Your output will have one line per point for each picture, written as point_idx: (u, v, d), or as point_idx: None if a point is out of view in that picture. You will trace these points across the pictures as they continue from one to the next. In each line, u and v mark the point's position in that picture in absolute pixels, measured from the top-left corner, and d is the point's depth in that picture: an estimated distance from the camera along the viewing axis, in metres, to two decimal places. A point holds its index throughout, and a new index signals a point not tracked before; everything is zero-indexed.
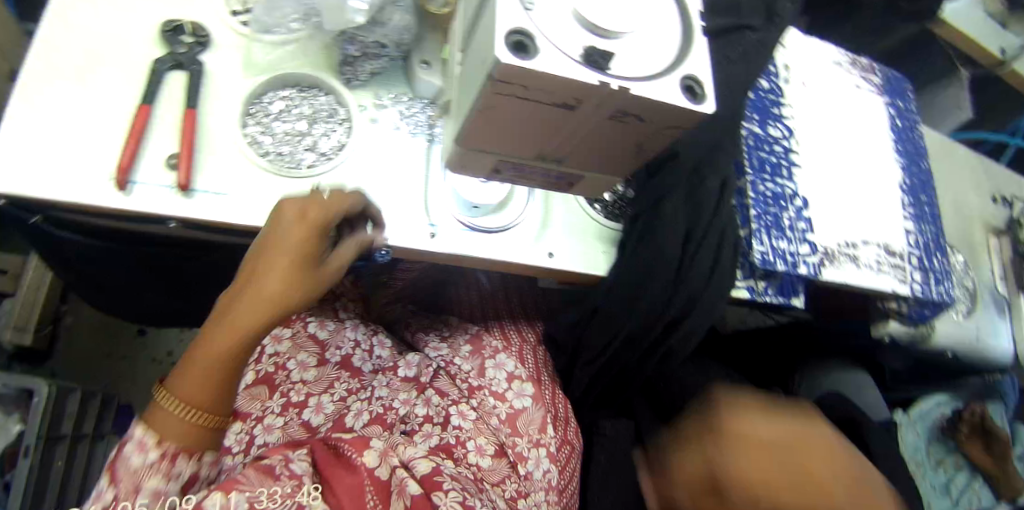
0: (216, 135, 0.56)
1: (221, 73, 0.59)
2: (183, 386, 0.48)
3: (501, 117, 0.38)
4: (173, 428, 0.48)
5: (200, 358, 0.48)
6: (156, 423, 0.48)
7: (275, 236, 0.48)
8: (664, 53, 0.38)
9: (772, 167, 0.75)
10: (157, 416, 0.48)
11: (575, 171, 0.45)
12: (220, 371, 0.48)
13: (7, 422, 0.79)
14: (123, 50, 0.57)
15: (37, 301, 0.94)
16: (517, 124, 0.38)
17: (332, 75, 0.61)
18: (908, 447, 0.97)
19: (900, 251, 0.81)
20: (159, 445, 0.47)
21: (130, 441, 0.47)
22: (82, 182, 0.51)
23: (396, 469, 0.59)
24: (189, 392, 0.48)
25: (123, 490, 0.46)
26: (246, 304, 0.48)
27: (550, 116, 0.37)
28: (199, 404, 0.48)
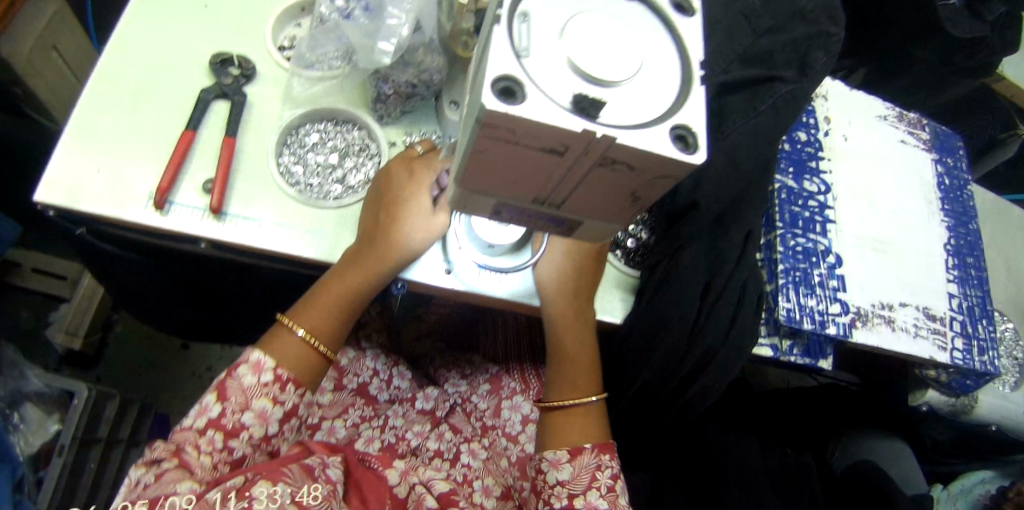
0: (252, 162, 0.60)
1: (262, 104, 0.63)
2: (309, 315, 0.55)
3: (496, 159, 0.39)
4: (294, 351, 0.53)
5: (323, 297, 0.55)
6: (274, 347, 0.53)
7: (393, 188, 0.56)
8: (656, 103, 0.39)
9: (803, 223, 0.71)
10: (278, 340, 0.54)
11: (577, 219, 0.45)
12: (338, 307, 0.56)
13: (47, 421, 0.84)
14: (177, 82, 0.63)
15: (89, 308, 0.99)
16: (514, 170, 0.40)
17: (366, 111, 0.64)
18: None
19: (940, 315, 0.76)
20: (276, 368, 0.52)
21: (246, 362, 0.52)
22: (126, 201, 0.56)
23: (416, 487, 0.61)
24: (313, 322, 0.55)
25: (235, 405, 0.50)
26: (369, 250, 0.55)
27: (542, 161, 0.39)
28: (318, 330, 0.55)
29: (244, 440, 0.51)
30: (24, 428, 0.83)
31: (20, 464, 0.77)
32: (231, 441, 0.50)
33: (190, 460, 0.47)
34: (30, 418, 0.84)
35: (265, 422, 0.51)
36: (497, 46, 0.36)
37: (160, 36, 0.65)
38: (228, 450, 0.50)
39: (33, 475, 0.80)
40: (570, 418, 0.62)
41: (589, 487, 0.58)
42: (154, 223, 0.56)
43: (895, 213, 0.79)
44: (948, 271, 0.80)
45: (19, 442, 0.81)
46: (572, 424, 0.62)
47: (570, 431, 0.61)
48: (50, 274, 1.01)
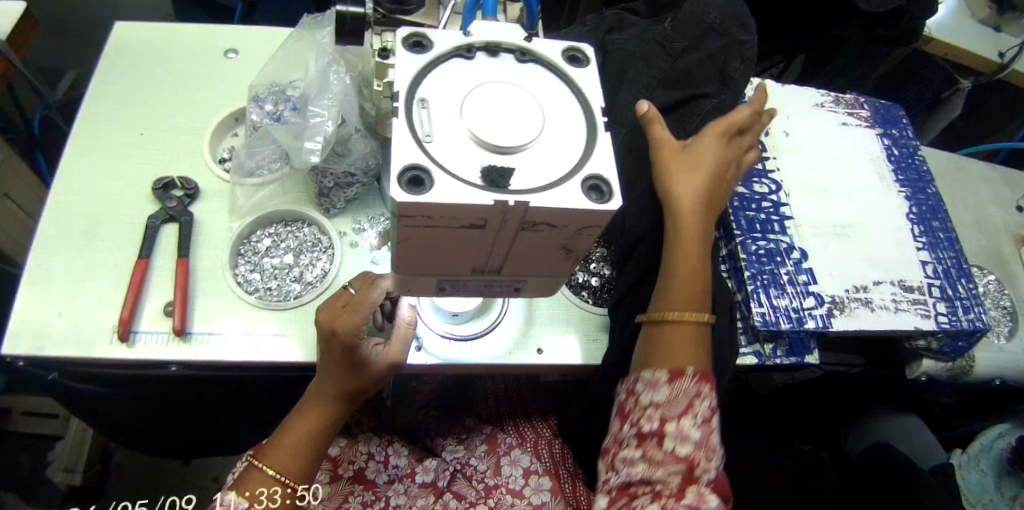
0: (208, 278, 0.60)
1: (208, 219, 0.64)
2: (276, 455, 0.53)
3: (425, 244, 0.40)
4: (264, 488, 0.52)
5: (290, 434, 0.54)
6: (247, 487, 0.52)
7: (328, 349, 0.52)
8: (565, 159, 0.41)
9: (761, 225, 0.71)
10: (249, 479, 0.52)
11: (518, 277, 0.46)
12: (305, 446, 0.54)
13: None
14: (126, 213, 0.65)
15: (84, 440, 0.99)
16: (440, 250, 0.41)
17: (313, 206, 0.65)
18: (971, 487, 0.82)
19: (917, 285, 0.76)
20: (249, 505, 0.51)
21: (220, 505, 0.51)
22: (90, 339, 0.57)
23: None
24: (283, 460, 0.53)
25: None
26: (326, 397, 0.55)
27: (467, 235, 0.40)
28: (288, 469, 0.53)
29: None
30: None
31: None
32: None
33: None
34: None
35: None
36: (397, 139, 0.38)
37: (102, 172, 0.67)
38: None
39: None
40: None
41: None
42: (119, 356, 0.56)
43: (849, 195, 0.80)
44: (916, 239, 0.80)
45: None
46: None
47: None
48: (42, 415, 1.01)
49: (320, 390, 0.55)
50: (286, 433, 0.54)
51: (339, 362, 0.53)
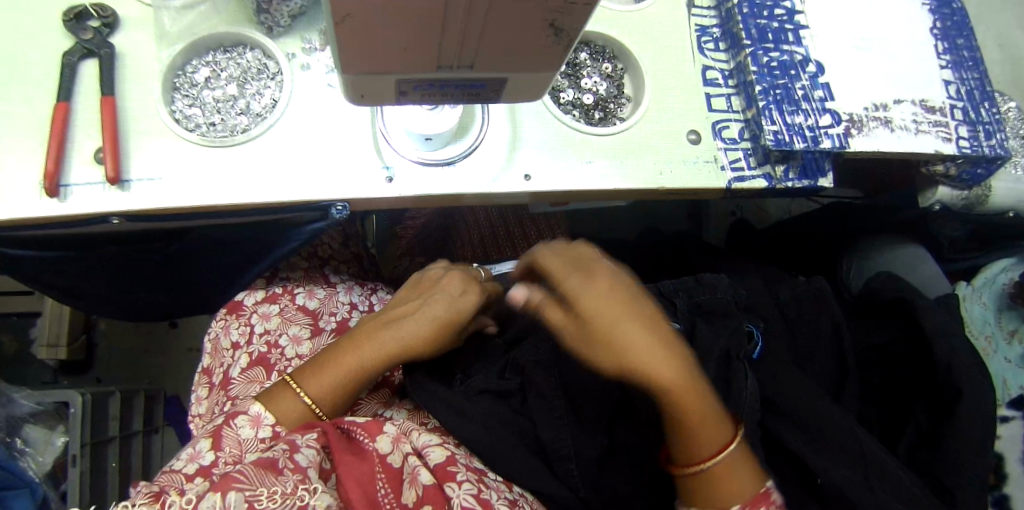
0: (141, 119, 0.51)
1: (133, 51, 0.54)
2: (320, 377, 0.51)
3: (368, 23, 0.31)
4: (292, 411, 0.50)
5: (335, 362, 0.52)
6: (274, 404, 0.50)
7: (443, 296, 0.57)
8: None
9: (774, 35, 0.63)
10: (280, 399, 0.50)
11: (495, 75, 0.38)
12: (345, 381, 0.51)
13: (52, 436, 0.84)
14: (36, 52, 0.55)
15: (63, 316, 0.98)
16: (390, 35, 0.32)
17: (253, 26, 0.54)
18: (976, 322, 0.81)
19: (939, 106, 0.70)
20: (274, 424, 0.49)
21: (245, 414, 0.49)
22: (19, 195, 0.50)
23: (411, 456, 0.46)
24: (320, 388, 0.50)
25: (228, 456, 0.47)
26: (390, 329, 0.54)
27: (420, 14, 0.30)
28: (324, 397, 0.51)
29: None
30: (32, 450, 0.83)
31: (38, 484, 0.80)
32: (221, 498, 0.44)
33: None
34: (35, 439, 0.84)
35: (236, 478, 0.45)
36: None
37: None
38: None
39: (55, 490, 0.81)
40: (714, 480, 0.45)
41: None
42: (53, 212, 0.50)
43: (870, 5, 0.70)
44: (940, 57, 0.72)
45: (31, 465, 0.81)
46: (716, 486, 0.45)
47: (723, 487, 0.44)
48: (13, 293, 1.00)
49: (391, 327, 0.54)
50: (331, 363, 0.52)
51: (432, 315, 0.55)
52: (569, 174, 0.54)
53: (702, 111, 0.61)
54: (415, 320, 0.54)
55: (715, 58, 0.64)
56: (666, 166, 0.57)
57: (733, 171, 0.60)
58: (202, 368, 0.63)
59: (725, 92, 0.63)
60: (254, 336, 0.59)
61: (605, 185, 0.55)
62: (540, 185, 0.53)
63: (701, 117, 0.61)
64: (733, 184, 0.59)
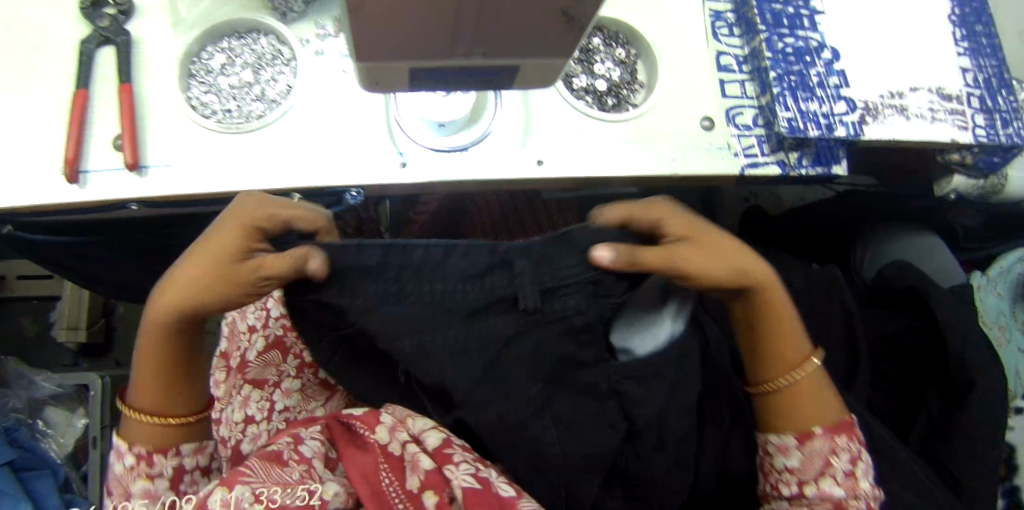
0: (158, 107, 0.52)
1: (149, 38, 0.54)
2: (138, 376, 0.44)
3: (384, 9, 0.31)
4: (147, 433, 0.45)
5: (147, 341, 0.43)
6: (128, 430, 0.45)
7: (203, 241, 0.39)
8: None
9: (789, 20, 0.62)
10: (127, 421, 0.46)
11: (510, 63, 0.38)
12: (157, 371, 0.44)
13: (73, 417, 0.86)
14: (54, 40, 0.55)
15: (82, 299, 0.99)
16: (404, 24, 0.32)
17: (266, 13, 0.54)
18: (988, 311, 0.80)
19: (956, 94, 0.69)
20: (134, 447, 0.44)
21: (128, 455, 0.44)
22: (41, 183, 0.51)
23: (410, 444, 0.45)
24: (145, 396, 0.44)
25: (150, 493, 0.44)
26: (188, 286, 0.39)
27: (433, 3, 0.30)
28: (152, 403, 0.45)
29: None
30: (53, 432, 0.85)
31: (61, 465, 0.83)
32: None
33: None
34: (55, 420, 0.86)
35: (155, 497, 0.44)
36: None
37: None
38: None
39: (76, 472, 0.85)
40: (793, 395, 0.49)
41: (823, 473, 0.48)
42: (73, 198, 0.51)
43: None
44: (956, 45, 0.71)
45: (51, 446, 0.83)
46: (799, 404, 0.49)
47: (804, 406, 0.49)
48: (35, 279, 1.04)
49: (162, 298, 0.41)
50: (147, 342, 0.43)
51: (203, 265, 0.39)
52: (582, 160, 0.54)
53: (716, 97, 0.61)
54: (184, 271, 0.39)
55: (729, 43, 0.64)
56: (679, 153, 0.57)
57: (747, 158, 0.60)
58: (219, 352, 0.64)
59: (739, 77, 0.63)
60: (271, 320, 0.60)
61: (618, 171, 0.55)
62: (554, 171, 0.53)
63: (715, 104, 0.61)
64: (747, 169, 0.59)
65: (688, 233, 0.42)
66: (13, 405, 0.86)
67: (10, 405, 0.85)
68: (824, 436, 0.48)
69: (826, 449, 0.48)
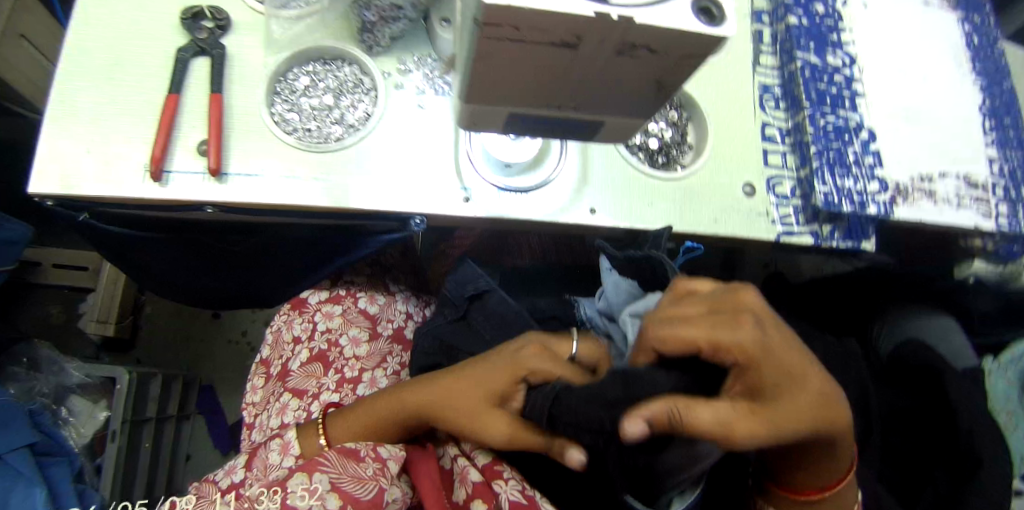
0: (241, 117, 0.56)
1: (242, 54, 0.58)
2: (348, 420, 0.55)
3: (503, 61, 0.34)
4: (313, 449, 0.54)
5: (379, 401, 0.54)
6: (306, 435, 0.55)
7: (481, 360, 0.50)
8: None
9: (832, 99, 0.66)
10: (306, 434, 0.55)
11: (599, 118, 0.41)
12: (364, 427, 0.54)
13: (95, 410, 0.90)
14: (150, 44, 0.59)
15: (116, 294, 1.03)
16: (517, 74, 0.36)
17: (354, 43, 0.58)
18: (998, 396, 0.83)
19: (982, 182, 0.72)
20: (298, 455, 0.54)
21: (279, 438, 0.55)
22: (124, 177, 0.55)
23: (461, 458, 0.50)
24: (340, 430, 0.54)
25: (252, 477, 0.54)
26: (447, 385, 0.50)
27: (550, 57, 0.34)
28: (341, 440, 0.54)
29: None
30: (74, 420, 0.89)
31: (77, 454, 0.83)
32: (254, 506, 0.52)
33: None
34: (78, 409, 0.90)
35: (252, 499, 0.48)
36: None
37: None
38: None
39: (91, 462, 0.86)
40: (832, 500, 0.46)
41: None
42: (153, 196, 0.54)
43: (925, 80, 0.73)
44: (986, 134, 0.74)
45: (72, 435, 0.87)
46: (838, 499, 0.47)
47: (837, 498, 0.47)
48: (66, 268, 1.05)
49: (442, 379, 0.51)
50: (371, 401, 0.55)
51: (463, 374, 0.50)
52: (627, 213, 0.58)
53: (758, 165, 0.65)
54: (448, 386, 0.50)
55: (774, 115, 0.68)
56: (720, 214, 0.61)
57: (782, 225, 0.63)
58: (260, 359, 0.69)
59: (781, 148, 0.67)
60: (316, 333, 0.65)
61: (661, 226, 0.58)
62: (603, 221, 0.57)
63: (757, 171, 0.64)
64: (781, 238, 0.63)
65: (745, 357, 0.35)
66: (40, 389, 0.90)
67: (37, 389, 0.89)
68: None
69: None
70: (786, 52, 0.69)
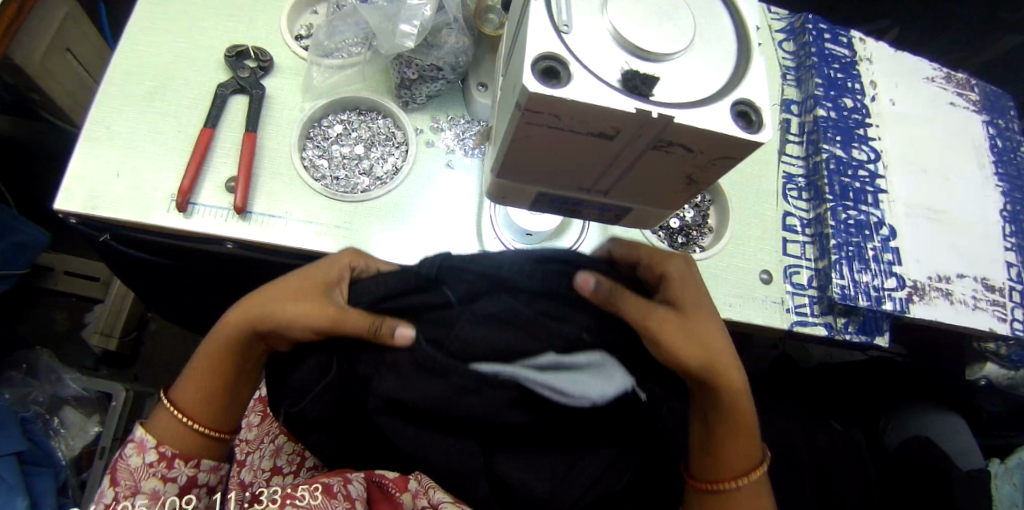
0: (273, 159, 0.58)
1: (282, 98, 0.60)
2: (186, 385, 0.44)
3: (538, 145, 0.34)
4: (168, 427, 0.44)
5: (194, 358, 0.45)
6: (158, 423, 0.44)
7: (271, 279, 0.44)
8: (709, 80, 0.33)
9: (854, 194, 0.68)
10: (157, 416, 0.44)
11: (625, 205, 0.39)
12: (207, 373, 0.44)
13: (88, 423, 0.88)
14: (191, 75, 0.60)
15: (122, 308, 1.04)
16: (548, 158, 0.35)
17: (390, 98, 0.61)
18: (1003, 500, 0.80)
19: (999, 286, 0.72)
20: (159, 445, 0.43)
21: (131, 441, 0.44)
22: (148, 203, 0.55)
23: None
24: (189, 390, 0.44)
25: (123, 490, 0.42)
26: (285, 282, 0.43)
27: (585, 146, 0.34)
28: (188, 404, 0.44)
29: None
30: (65, 432, 0.87)
31: (62, 468, 0.81)
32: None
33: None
34: (71, 422, 0.88)
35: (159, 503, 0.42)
36: (534, 22, 0.31)
37: (168, 29, 0.62)
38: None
39: (76, 477, 0.84)
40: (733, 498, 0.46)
41: None
42: (175, 225, 0.54)
43: (948, 181, 0.74)
44: (1005, 238, 0.74)
45: (61, 445, 0.85)
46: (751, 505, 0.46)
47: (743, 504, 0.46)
48: (78, 277, 1.07)
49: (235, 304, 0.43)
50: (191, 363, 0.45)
51: (294, 287, 0.42)
52: None
53: (776, 253, 0.67)
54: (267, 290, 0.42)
55: (796, 205, 0.70)
56: (734, 300, 0.63)
57: (796, 314, 0.64)
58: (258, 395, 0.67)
59: (801, 239, 0.68)
60: None
61: None
62: None
63: (775, 260, 0.66)
64: (795, 327, 0.64)
65: (677, 291, 0.43)
66: (35, 398, 0.88)
67: (33, 397, 0.88)
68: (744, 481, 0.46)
69: None
70: (813, 143, 0.71)
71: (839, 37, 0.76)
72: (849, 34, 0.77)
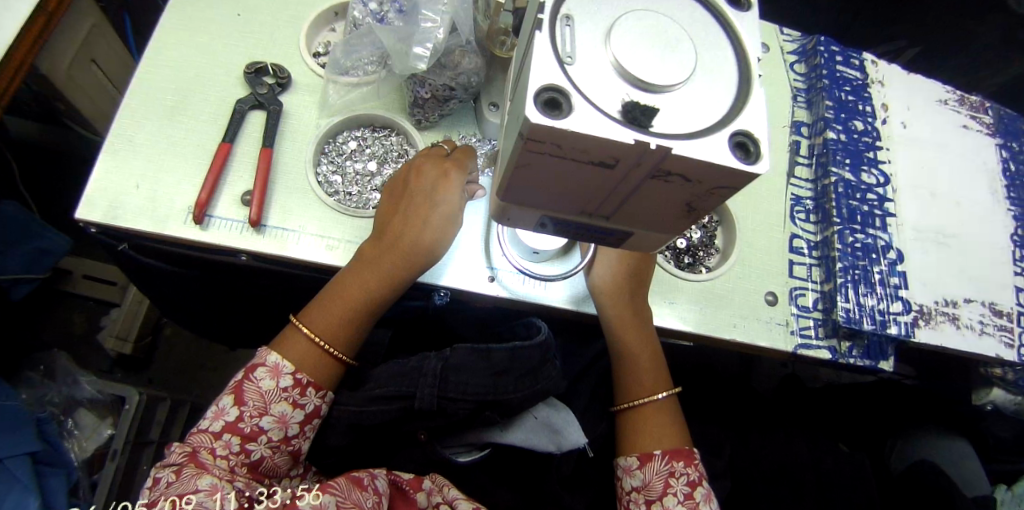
0: (288, 174, 0.60)
1: (298, 114, 0.63)
2: (320, 319, 0.53)
3: (541, 172, 0.34)
4: (304, 350, 0.52)
5: (338, 297, 0.53)
6: (289, 347, 0.52)
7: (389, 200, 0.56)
8: (710, 110, 0.34)
9: (862, 217, 0.69)
10: (289, 343, 0.52)
11: (623, 229, 0.40)
12: (347, 310, 0.53)
13: (101, 426, 0.90)
14: (211, 90, 0.62)
15: (138, 313, 1.07)
16: (551, 183, 0.35)
17: (405, 116, 0.63)
18: None
19: (1007, 311, 0.71)
20: (294, 372, 0.50)
21: (263, 365, 0.51)
22: (165, 213, 0.56)
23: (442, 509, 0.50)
24: (321, 323, 0.52)
25: (252, 408, 0.49)
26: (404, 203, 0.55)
27: (588, 176, 0.34)
28: (324, 333, 0.52)
29: (263, 442, 0.48)
30: (79, 433, 0.89)
31: (75, 468, 0.83)
32: (248, 445, 0.48)
33: (204, 462, 0.46)
34: (84, 423, 0.90)
35: (284, 425, 0.49)
36: (536, 52, 0.31)
37: (191, 45, 0.64)
38: (245, 452, 0.48)
39: (87, 478, 0.85)
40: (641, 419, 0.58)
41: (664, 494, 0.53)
42: (191, 236, 0.56)
43: (957, 204, 0.73)
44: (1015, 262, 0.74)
45: (74, 447, 0.87)
46: (645, 427, 0.57)
47: (646, 431, 0.57)
48: (95, 280, 1.10)
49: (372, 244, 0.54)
50: (326, 299, 0.54)
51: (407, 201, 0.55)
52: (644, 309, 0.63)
53: (782, 275, 0.68)
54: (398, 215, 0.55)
55: (804, 227, 0.71)
56: (740, 321, 0.64)
57: (800, 336, 0.65)
58: None
59: (808, 261, 0.69)
60: None
61: (681, 325, 0.63)
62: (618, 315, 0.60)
63: (781, 281, 0.67)
64: (798, 349, 0.65)
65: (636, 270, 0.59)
66: (51, 398, 0.91)
67: (49, 399, 0.91)
68: (664, 459, 0.54)
69: (666, 472, 0.54)
70: (822, 165, 0.72)
71: (850, 60, 0.77)
72: (861, 56, 0.77)
